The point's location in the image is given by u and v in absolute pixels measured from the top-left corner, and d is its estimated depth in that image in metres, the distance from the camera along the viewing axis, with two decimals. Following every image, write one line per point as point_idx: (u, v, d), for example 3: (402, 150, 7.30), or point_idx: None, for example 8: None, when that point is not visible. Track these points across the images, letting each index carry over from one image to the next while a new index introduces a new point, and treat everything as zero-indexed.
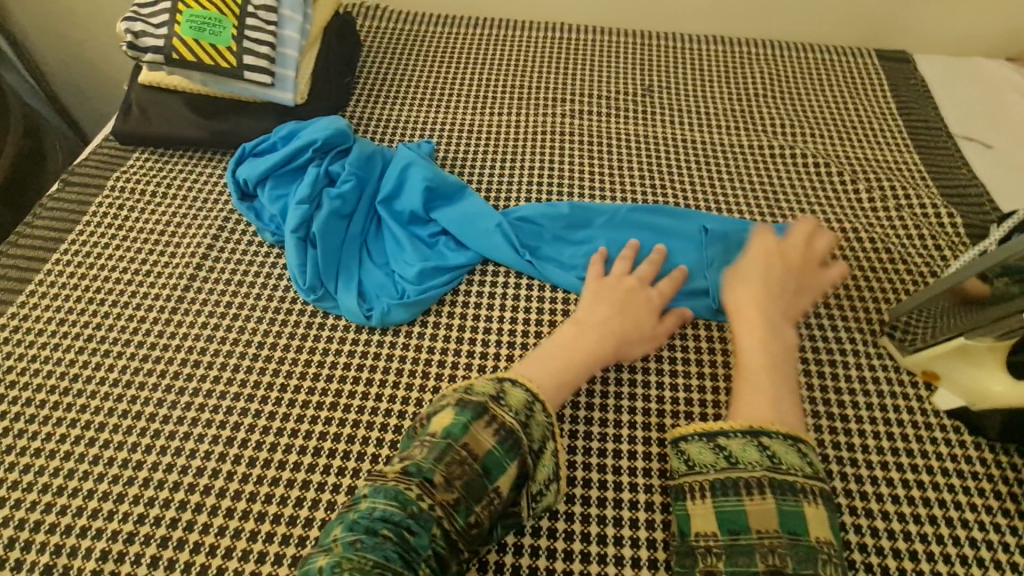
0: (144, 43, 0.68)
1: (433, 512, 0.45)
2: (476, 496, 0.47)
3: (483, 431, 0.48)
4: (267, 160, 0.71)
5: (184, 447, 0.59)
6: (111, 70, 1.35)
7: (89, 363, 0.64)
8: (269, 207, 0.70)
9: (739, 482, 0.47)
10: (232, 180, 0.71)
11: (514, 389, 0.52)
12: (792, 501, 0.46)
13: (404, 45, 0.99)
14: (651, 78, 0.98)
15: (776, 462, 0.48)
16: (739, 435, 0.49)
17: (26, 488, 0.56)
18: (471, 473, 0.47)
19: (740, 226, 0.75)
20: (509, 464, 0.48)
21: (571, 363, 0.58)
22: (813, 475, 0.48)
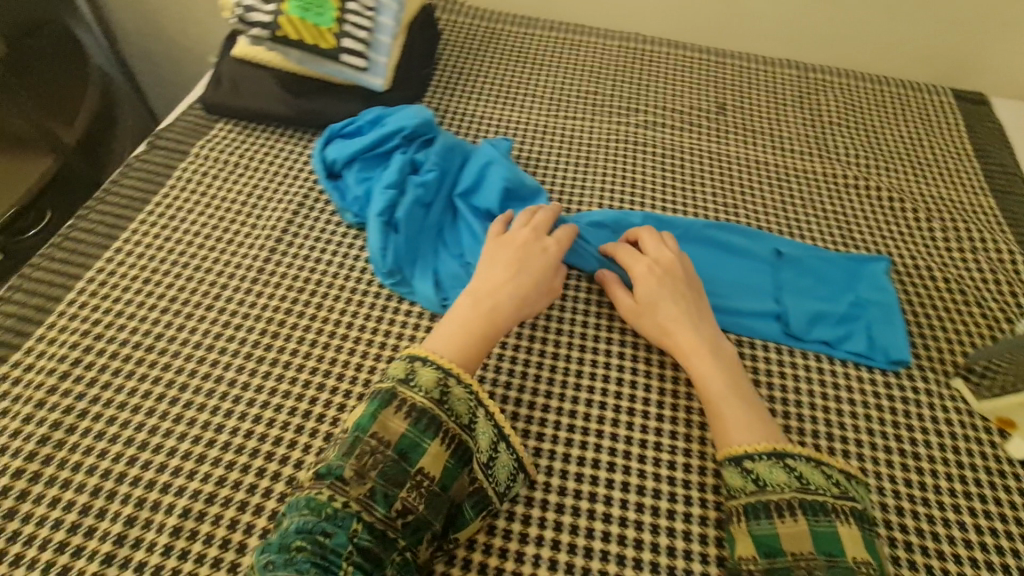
0: (252, 18, 0.70)
1: (349, 508, 0.50)
2: (397, 481, 0.52)
3: (388, 415, 0.53)
4: (356, 144, 0.72)
5: (264, 416, 0.60)
6: (185, 41, 1.38)
7: (172, 324, 0.65)
8: (354, 189, 0.71)
9: (770, 504, 0.52)
10: (319, 159, 0.73)
11: (425, 368, 0.56)
12: (825, 522, 0.51)
13: (482, 42, 1.00)
14: (725, 96, 0.97)
15: (804, 482, 0.53)
16: (764, 458, 0.54)
17: (110, 440, 0.58)
18: (385, 460, 0.52)
19: (814, 252, 0.75)
20: (426, 443, 0.53)
21: (469, 329, 0.60)
22: (843, 497, 0.53)
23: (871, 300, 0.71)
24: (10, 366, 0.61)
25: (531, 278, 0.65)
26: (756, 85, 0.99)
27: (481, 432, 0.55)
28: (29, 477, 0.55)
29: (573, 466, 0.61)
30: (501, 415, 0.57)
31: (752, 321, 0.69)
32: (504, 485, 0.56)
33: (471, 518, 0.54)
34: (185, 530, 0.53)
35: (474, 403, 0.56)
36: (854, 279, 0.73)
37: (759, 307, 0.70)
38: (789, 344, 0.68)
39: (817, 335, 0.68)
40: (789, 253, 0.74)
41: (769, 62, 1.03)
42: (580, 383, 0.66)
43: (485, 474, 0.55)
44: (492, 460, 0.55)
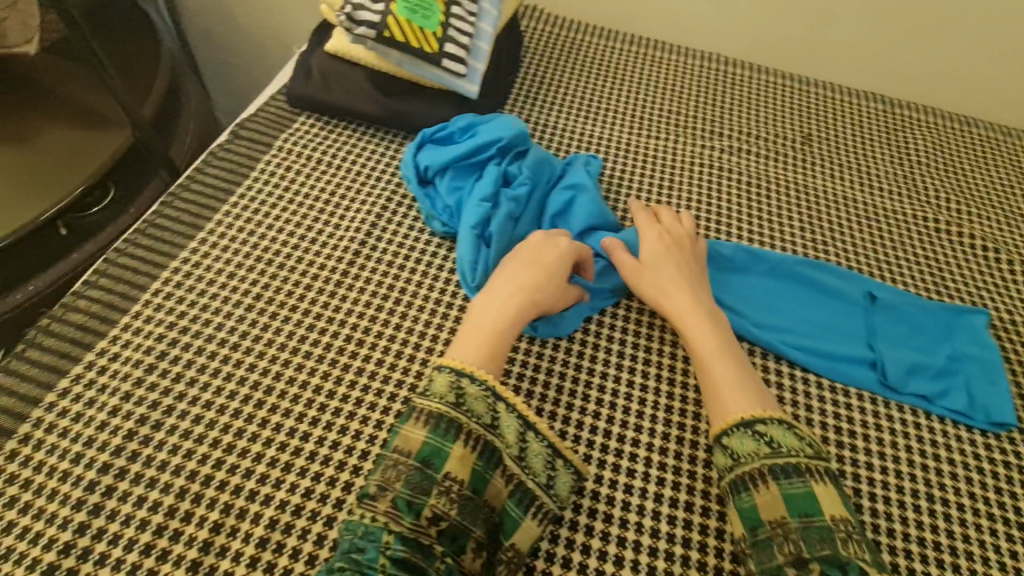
0: (360, 17, 0.69)
1: (377, 522, 0.46)
2: (423, 489, 0.47)
3: (411, 427, 0.49)
4: (449, 152, 0.71)
5: (350, 427, 0.57)
6: (253, 28, 1.38)
7: (256, 323, 0.63)
8: (446, 198, 0.70)
9: (746, 476, 0.51)
10: (412, 165, 0.72)
11: (441, 375, 0.52)
12: (798, 484, 0.50)
13: (565, 53, 0.98)
14: (809, 126, 0.95)
15: (774, 446, 0.52)
16: (736, 430, 0.54)
17: (196, 440, 0.55)
18: (408, 470, 0.48)
19: (910, 299, 0.72)
20: (450, 447, 0.49)
21: (495, 333, 0.56)
22: (814, 456, 0.52)
23: (970, 355, 0.68)
24: (97, 354, 0.59)
25: (545, 269, 0.61)
26: (842, 117, 0.97)
27: (505, 426, 0.51)
28: (115, 473, 0.53)
29: (665, 507, 0.56)
30: (525, 406, 0.53)
31: (846, 368, 0.67)
32: (545, 476, 0.51)
33: (517, 517, 0.50)
34: (271, 542, 0.51)
35: (492, 400, 0.52)
36: (950, 330, 0.71)
37: (854, 353, 0.68)
38: (883, 395, 0.66)
39: (915, 389, 0.66)
40: (884, 298, 0.72)
41: (856, 94, 1.00)
42: (674, 418, 0.61)
43: (520, 468, 0.51)
44: (523, 451, 0.51)
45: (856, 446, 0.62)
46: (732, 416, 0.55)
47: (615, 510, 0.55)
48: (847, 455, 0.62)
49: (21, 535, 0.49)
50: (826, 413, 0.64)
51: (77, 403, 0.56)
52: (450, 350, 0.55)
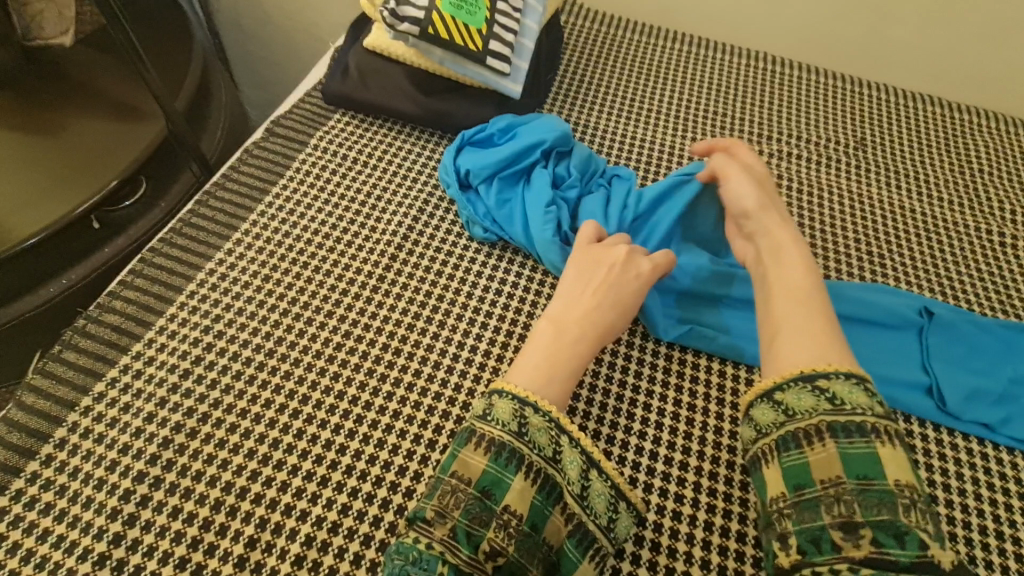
0: (404, 13, 0.66)
1: (433, 550, 0.44)
2: (482, 520, 0.46)
3: (469, 452, 0.48)
4: (489, 156, 0.68)
5: (388, 441, 0.55)
6: (286, 21, 1.37)
7: (291, 328, 0.61)
8: (487, 202, 0.67)
9: (799, 433, 0.47)
10: (452, 169, 0.68)
11: (501, 401, 0.51)
12: (859, 444, 0.45)
13: (608, 51, 0.95)
14: (863, 130, 0.90)
15: (837, 403, 0.47)
16: (792, 385, 0.49)
17: (232, 450, 0.54)
18: (467, 499, 0.47)
19: (970, 317, 0.67)
20: (510, 478, 0.47)
21: (557, 361, 0.53)
22: (884, 416, 0.46)
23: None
24: (132, 358, 0.58)
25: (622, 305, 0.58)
26: (897, 122, 0.92)
27: (568, 461, 0.50)
28: (151, 482, 0.52)
29: (715, 536, 0.54)
30: (587, 440, 0.51)
31: (898, 392, 0.63)
32: (606, 518, 0.50)
33: (575, 559, 0.48)
34: (308, 559, 0.49)
35: (556, 432, 0.50)
36: (1013, 351, 0.66)
37: (911, 379, 0.63)
38: (937, 421, 0.62)
39: (974, 416, 0.62)
40: (940, 314, 0.67)
41: (911, 98, 0.96)
42: (724, 441, 0.59)
43: (580, 506, 0.49)
44: (585, 489, 0.50)
45: (918, 476, 0.59)
46: (791, 369, 0.50)
47: (663, 537, 0.54)
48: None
49: (55, 544, 0.48)
50: None
51: (112, 408, 0.55)
52: (509, 374, 0.53)
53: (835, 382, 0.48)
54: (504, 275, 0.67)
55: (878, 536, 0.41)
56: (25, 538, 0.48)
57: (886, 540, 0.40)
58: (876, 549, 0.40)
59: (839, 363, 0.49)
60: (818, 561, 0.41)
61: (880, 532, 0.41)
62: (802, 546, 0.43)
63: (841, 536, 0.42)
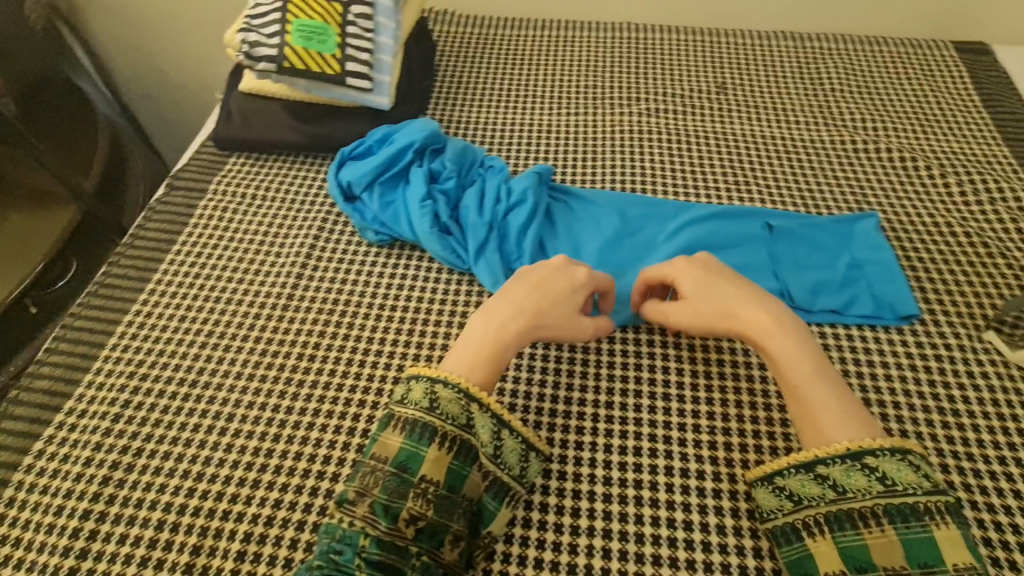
0: (258, 53, 0.72)
1: (355, 526, 0.49)
2: (400, 493, 0.51)
3: (388, 434, 0.53)
4: (366, 165, 0.73)
5: (310, 437, 0.60)
6: (187, 80, 1.42)
7: (212, 357, 0.66)
8: (373, 208, 0.73)
9: (855, 514, 0.49)
10: (335, 184, 0.74)
11: (416, 384, 0.55)
12: (917, 528, 0.47)
13: (480, 49, 1.02)
14: (722, 74, 0.98)
15: (888, 484, 0.49)
16: (836, 462, 0.51)
17: (168, 474, 0.58)
18: (385, 477, 0.51)
19: (805, 221, 0.76)
20: (424, 450, 0.52)
21: (486, 347, 0.58)
22: (935, 492, 0.48)
23: (869, 258, 0.72)
24: (66, 414, 0.62)
25: (553, 298, 0.61)
26: (752, 61, 1.00)
27: (480, 426, 0.54)
28: (96, 518, 0.56)
29: (615, 456, 0.61)
30: (498, 405, 0.55)
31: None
32: (518, 467, 0.56)
33: (494, 508, 0.54)
34: (250, 554, 0.54)
35: (466, 400, 0.54)
36: (850, 240, 0.74)
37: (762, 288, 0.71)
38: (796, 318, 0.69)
39: (824, 304, 0.69)
40: (780, 225, 0.75)
41: (761, 37, 1.04)
42: (617, 373, 0.67)
43: (494, 463, 0.54)
44: (498, 449, 0.55)
45: None
46: (836, 446, 0.51)
47: (569, 467, 0.60)
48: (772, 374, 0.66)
49: None
50: None
51: (52, 461, 0.59)
52: (444, 363, 0.58)
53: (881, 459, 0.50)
54: (404, 270, 0.73)
55: None
56: None
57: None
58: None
59: (864, 437, 0.52)
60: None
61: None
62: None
63: None
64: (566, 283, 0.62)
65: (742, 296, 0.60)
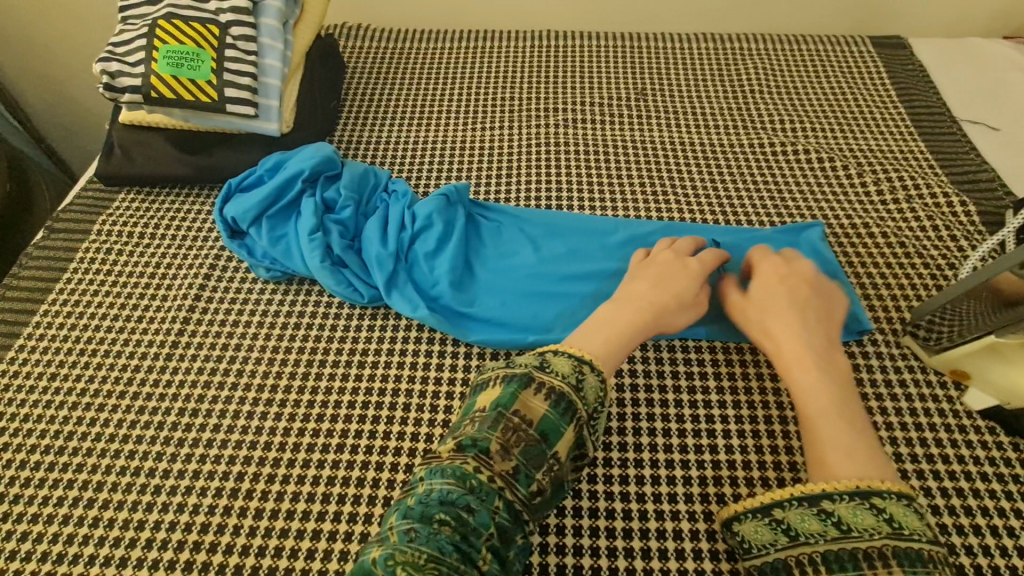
0: (122, 83, 0.67)
1: (495, 483, 0.47)
2: (536, 463, 0.49)
3: (530, 396, 0.51)
4: (251, 196, 0.68)
5: (188, 502, 0.55)
6: (100, 109, 1.35)
7: (85, 418, 0.61)
8: (261, 242, 0.68)
9: (859, 553, 0.45)
10: (220, 219, 0.69)
11: (559, 358, 0.54)
12: (922, 574, 0.43)
13: (392, 64, 0.97)
14: (642, 79, 0.96)
15: (897, 527, 0.45)
16: (849, 500, 0.47)
17: (24, 558, 0.53)
18: (529, 439, 0.49)
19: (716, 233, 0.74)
20: (566, 426, 0.50)
21: (614, 331, 0.58)
22: (939, 545, 0.45)
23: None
24: None
25: (675, 291, 0.62)
26: (672, 65, 0.98)
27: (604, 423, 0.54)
28: None
29: None
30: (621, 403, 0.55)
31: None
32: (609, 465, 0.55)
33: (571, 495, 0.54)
34: None
35: (604, 394, 0.54)
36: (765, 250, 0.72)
37: None
38: (707, 336, 0.66)
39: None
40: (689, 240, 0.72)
41: (681, 40, 1.01)
42: None
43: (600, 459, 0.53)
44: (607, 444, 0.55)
45: (708, 388, 0.63)
46: (845, 483, 0.48)
47: None
48: (686, 398, 0.63)
49: None
50: (678, 363, 0.65)
51: None
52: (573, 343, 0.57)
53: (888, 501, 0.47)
54: (299, 307, 0.68)
55: None
56: None
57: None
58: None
59: (882, 478, 0.48)
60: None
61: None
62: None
63: None
64: (683, 274, 0.64)
65: (799, 322, 0.59)
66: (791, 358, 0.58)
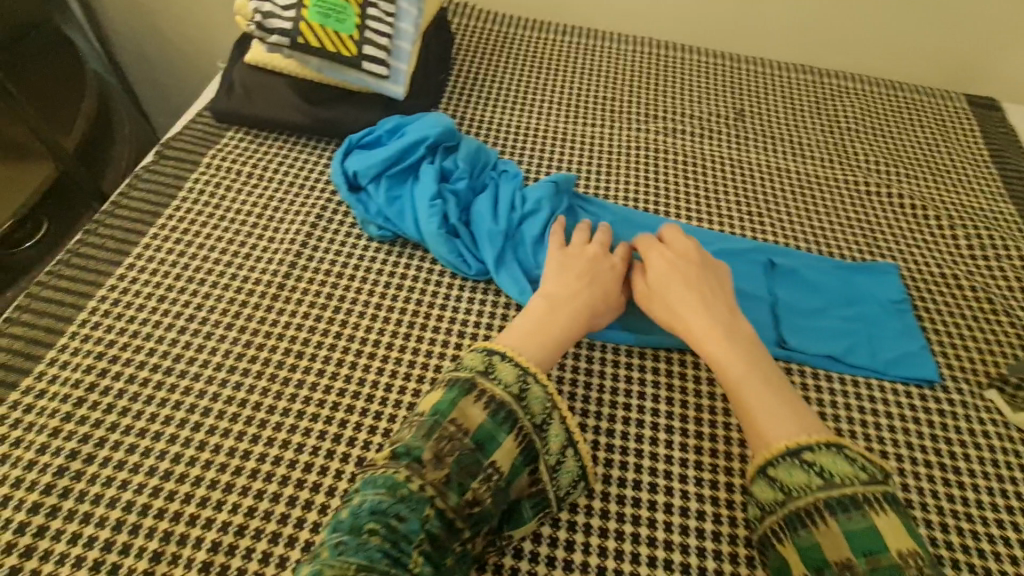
0: (271, 25, 0.69)
1: (425, 491, 0.46)
2: (471, 471, 0.48)
3: (469, 403, 0.50)
4: (373, 155, 0.70)
5: (292, 441, 0.57)
6: (187, 46, 1.34)
7: (192, 344, 0.62)
8: (377, 200, 0.69)
9: (802, 515, 0.48)
10: (340, 172, 0.70)
11: (502, 362, 0.54)
12: (858, 518, 0.46)
13: (499, 47, 0.98)
14: (742, 101, 0.96)
15: (828, 476, 0.48)
16: (782, 461, 0.50)
17: (132, 470, 0.54)
18: (461, 449, 0.49)
19: (810, 262, 0.75)
20: (503, 436, 0.50)
21: (546, 329, 0.58)
22: (875, 483, 0.48)
23: (871, 308, 0.72)
24: (21, 393, 0.57)
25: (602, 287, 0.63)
26: (771, 91, 0.99)
27: (553, 434, 0.52)
28: (47, 512, 0.51)
29: (613, 487, 0.58)
30: (573, 420, 0.54)
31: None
32: (565, 490, 0.53)
33: (527, 518, 0.52)
34: (215, 566, 0.50)
35: (549, 404, 0.53)
36: (853, 286, 0.74)
37: (765, 331, 0.69)
38: (790, 360, 0.67)
39: (820, 349, 0.68)
40: (784, 264, 0.74)
41: (782, 68, 1.02)
42: (619, 399, 0.64)
43: (550, 476, 0.52)
44: (559, 462, 0.53)
45: None
46: (776, 447, 0.51)
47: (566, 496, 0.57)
48: None
49: None
50: None
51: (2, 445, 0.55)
52: (500, 341, 0.57)
53: (818, 453, 0.50)
54: (403, 270, 0.69)
55: None
56: None
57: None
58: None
59: (812, 435, 0.51)
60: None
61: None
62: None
63: None
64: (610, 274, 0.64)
65: (702, 298, 0.62)
66: (704, 335, 0.60)
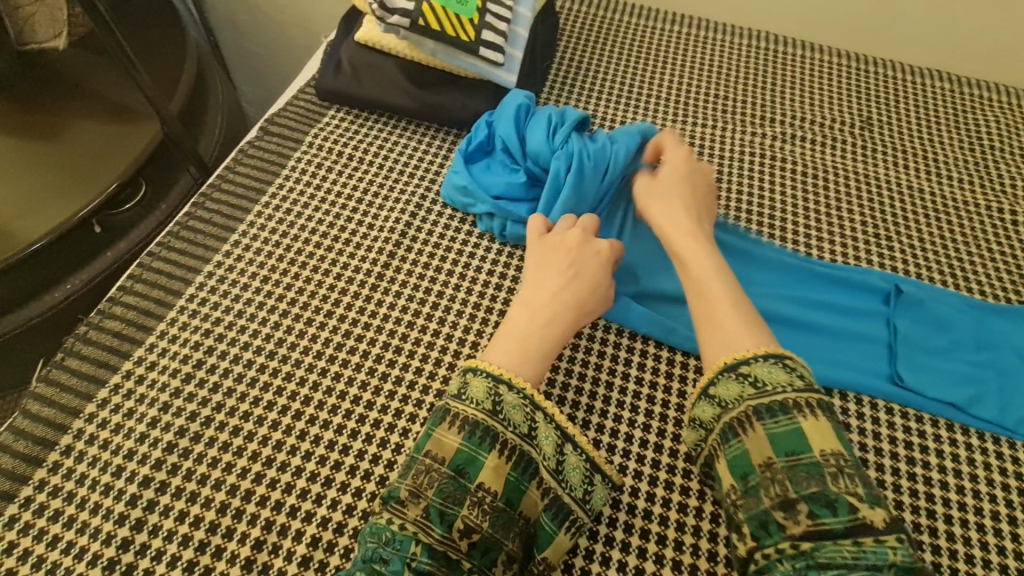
0: (394, 4, 0.67)
1: (406, 530, 0.46)
2: (456, 499, 0.47)
3: (444, 431, 0.50)
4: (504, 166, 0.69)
5: (390, 441, 0.56)
6: (279, 17, 1.33)
7: (292, 329, 0.62)
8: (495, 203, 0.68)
9: (732, 423, 0.49)
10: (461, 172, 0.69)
11: (476, 379, 0.52)
12: (783, 422, 0.47)
13: (608, 36, 0.93)
14: (870, 109, 0.88)
15: (759, 386, 0.49)
16: (721, 377, 0.51)
17: (234, 453, 0.55)
18: (441, 478, 0.48)
19: (938, 294, 0.67)
20: (484, 457, 0.49)
21: (526, 345, 0.55)
22: (805, 389, 0.48)
23: (1006, 355, 0.65)
24: (133, 364, 0.59)
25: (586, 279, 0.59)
26: (905, 99, 0.89)
27: (543, 437, 0.51)
28: (157, 487, 0.53)
29: (721, 528, 0.54)
30: (562, 418, 0.53)
31: (865, 378, 0.63)
32: (581, 491, 0.51)
33: (551, 531, 0.50)
34: (314, 560, 0.50)
35: (531, 409, 0.52)
36: (985, 328, 0.66)
37: (878, 368, 0.64)
38: (904, 404, 0.62)
39: (940, 396, 0.62)
40: (911, 293, 0.67)
41: (917, 73, 0.92)
42: None
43: (556, 480, 0.50)
44: (561, 464, 0.51)
45: (928, 462, 0.59)
46: (719, 362, 0.52)
47: (669, 530, 0.54)
48: (903, 469, 0.58)
49: (65, 550, 0.50)
50: (894, 425, 0.61)
51: (116, 414, 0.57)
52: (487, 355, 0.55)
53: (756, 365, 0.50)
54: (502, 269, 0.67)
55: (812, 507, 0.43)
56: (35, 544, 0.50)
57: (820, 510, 0.43)
58: (813, 523, 0.42)
59: (756, 347, 0.51)
60: (767, 543, 0.43)
61: (814, 504, 0.43)
62: (754, 532, 0.44)
63: (782, 515, 0.44)
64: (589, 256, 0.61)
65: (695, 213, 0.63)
66: (681, 240, 0.61)
